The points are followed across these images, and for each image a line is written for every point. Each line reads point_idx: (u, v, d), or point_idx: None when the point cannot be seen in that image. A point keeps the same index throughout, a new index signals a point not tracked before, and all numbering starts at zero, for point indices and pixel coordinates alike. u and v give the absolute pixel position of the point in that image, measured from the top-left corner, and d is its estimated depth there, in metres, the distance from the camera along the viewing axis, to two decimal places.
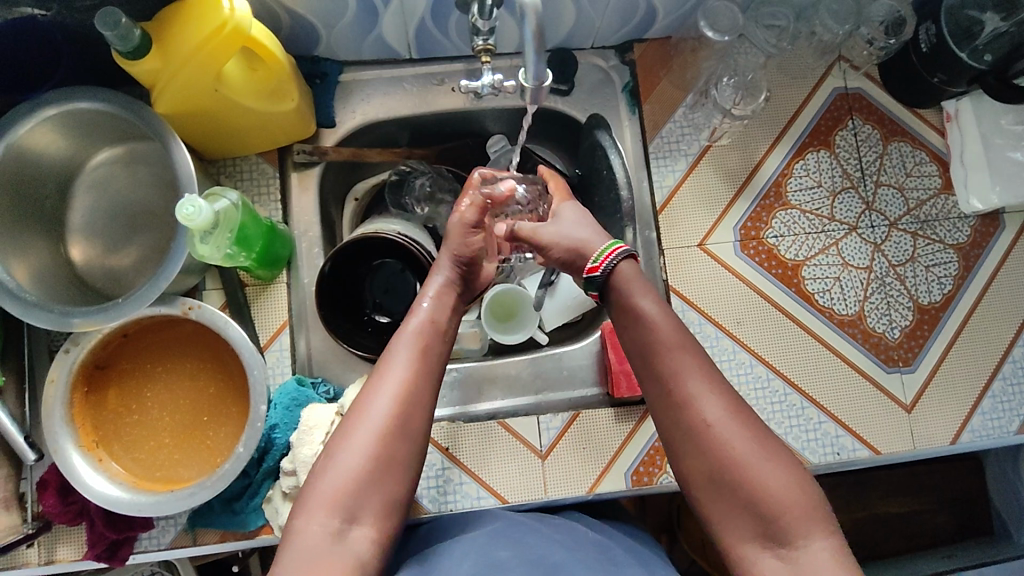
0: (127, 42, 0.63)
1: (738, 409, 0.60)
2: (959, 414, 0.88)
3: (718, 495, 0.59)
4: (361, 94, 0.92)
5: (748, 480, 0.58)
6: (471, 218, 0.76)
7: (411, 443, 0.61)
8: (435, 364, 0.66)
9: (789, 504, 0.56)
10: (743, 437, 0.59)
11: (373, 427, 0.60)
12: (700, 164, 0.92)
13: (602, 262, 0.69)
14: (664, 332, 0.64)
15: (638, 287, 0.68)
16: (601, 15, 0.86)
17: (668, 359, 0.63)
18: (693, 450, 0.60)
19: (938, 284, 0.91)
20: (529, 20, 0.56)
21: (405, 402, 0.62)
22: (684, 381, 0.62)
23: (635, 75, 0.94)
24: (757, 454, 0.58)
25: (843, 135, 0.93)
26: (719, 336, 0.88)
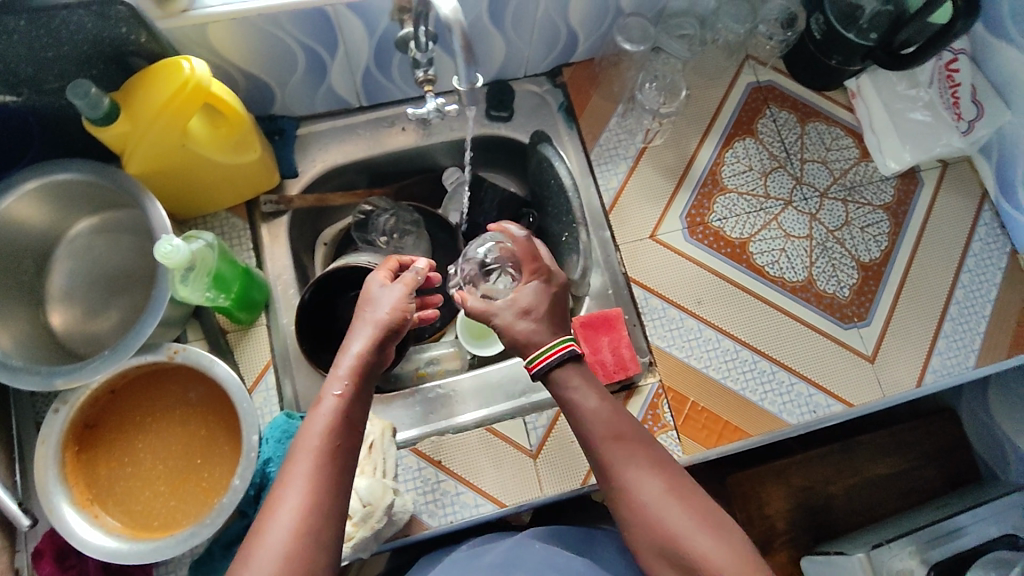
0: (96, 109, 0.69)
1: (674, 486, 0.66)
2: (917, 359, 0.94)
3: (669, 570, 0.64)
4: (319, 144, 0.99)
5: (690, 552, 0.63)
6: (405, 294, 0.75)
7: (321, 557, 0.59)
8: (342, 460, 0.64)
9: (730, 565, 0.61)
10: (676, 515, 0.64)
11: (280, 543, 0.58)
12: (639, 164, 1.00)
13: (541, 360, 0.72)
14: (598, 422, 0.70)
15: (576, 376, 0.72)
16: (528, 45, 0.95)
17: (604, 447, 0.69)
18: (638, 529, 0.66)
19: (875, 242, 0.99)
20: (456, 36, 0.63)
21: (310, 513, 0.60)
22: (622, 469, 0.67)
23: (568, 95, 1.03)
24: (690, 528, 0.63)
25: (764, 123, 1.03)
26: (684, 317, 0.94)
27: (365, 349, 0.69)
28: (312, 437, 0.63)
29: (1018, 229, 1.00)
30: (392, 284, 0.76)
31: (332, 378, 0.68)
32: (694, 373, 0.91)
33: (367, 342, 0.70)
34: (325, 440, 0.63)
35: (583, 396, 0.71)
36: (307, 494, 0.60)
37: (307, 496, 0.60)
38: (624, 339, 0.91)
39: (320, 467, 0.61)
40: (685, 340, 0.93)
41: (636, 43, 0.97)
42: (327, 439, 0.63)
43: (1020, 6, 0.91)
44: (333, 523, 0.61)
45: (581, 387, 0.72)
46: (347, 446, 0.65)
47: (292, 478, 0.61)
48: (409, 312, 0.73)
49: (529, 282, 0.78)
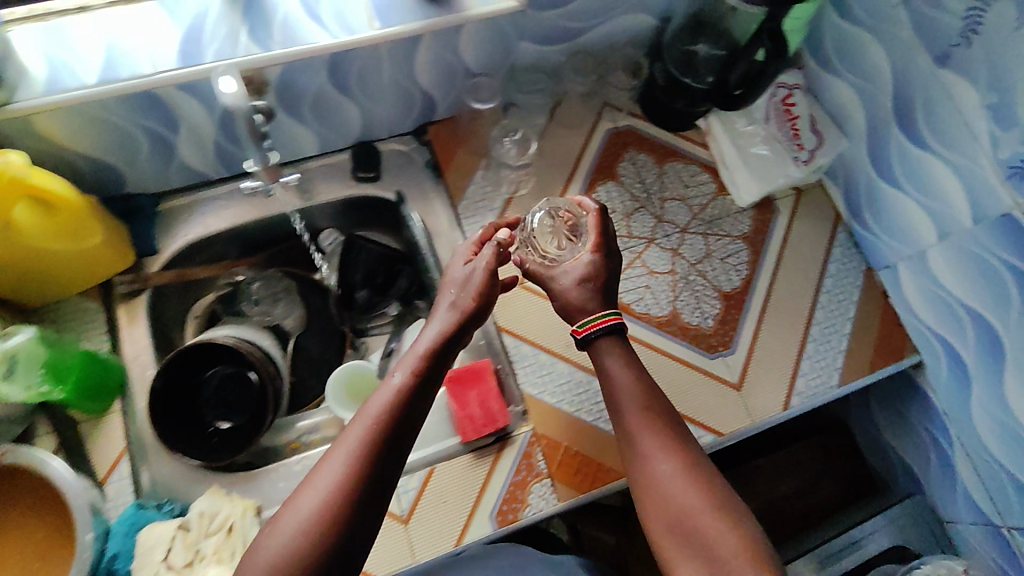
0: None
1: (689, 464, 0.73)
2: (783, 383, 0.97)
3: (676, 543, 0.70)
4: (181, 218, 0.97)
5: (697, 527, 0.68)
6: (488, 265, 0.76)
7: (358, 525, 0.60)
8: (404, 433, 0.64)
9: (734, 547, 0.66)
10: (688, 492, 0.70)
11: (315, 505, 0.59)
12: (505, 215, 1.02)
13: (586, 329, 0.80)
14: (624, 395, 0.77)
15: (611, 352, 0.79)
16: (383, 108, 0.96)
17: (632, 418, 0.76)
18: (649, 499, 0.72)
19: (735, 271, 1.03)
20: None
21: (355, 477, 0.60)
22: (641, 442, 0.75)
23: (433, 152, 1.05)
24: (697, 506, 0.69)
25: (624, 166, 1.07)
26: (554, 362, 0.94)
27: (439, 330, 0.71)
28: (377, 400, 0.64)
29: (871, 248, 1.04)
30: (473, 263, 0.78)
31: (425, 338, 0.71)
32: (566, 417, 0.92)
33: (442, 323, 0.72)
34: (396, 402, 0.64)
35: (617, 369, 0.79)
36: (352, 457, 0.61)
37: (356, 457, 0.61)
38: (490, 391, 0.91)
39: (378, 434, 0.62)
40: (556, 385, 0.93)
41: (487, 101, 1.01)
42: (393, 407, 0.64)
43: (840, 42, 0.97)
44: (379, 491, 0.61)
45: (616, 360, 0.79)
46: (407, 422, 0.64)
47: (348, 437, 0.62)
48: (484, 285, 0.75)
49: (586, 253, 0.82)
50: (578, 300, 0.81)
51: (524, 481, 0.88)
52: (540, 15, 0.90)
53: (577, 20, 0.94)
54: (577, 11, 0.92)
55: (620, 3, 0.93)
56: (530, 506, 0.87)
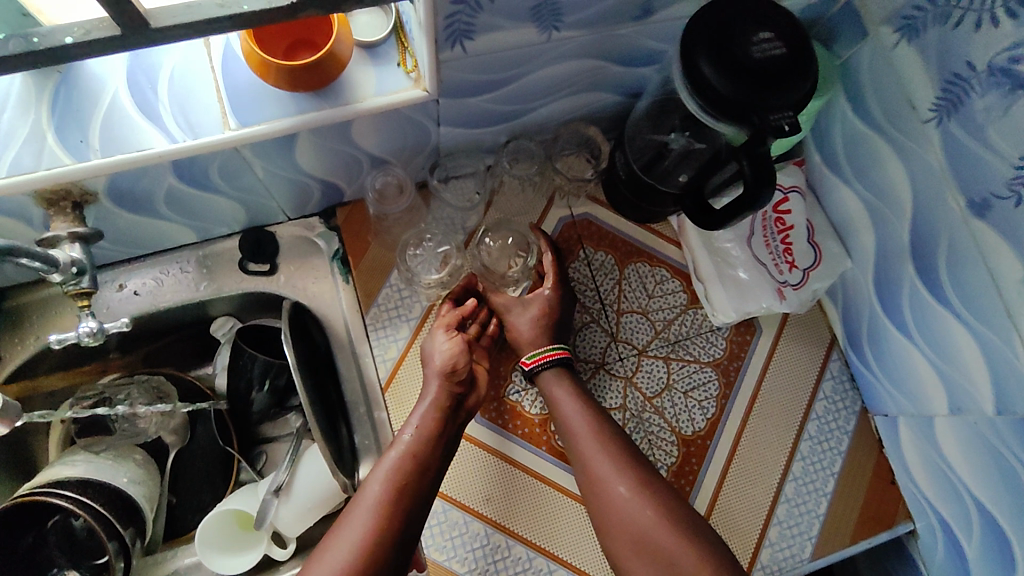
0: None
1: (644, 484, 0.72)
2: (745, 554, 0.81)
3: (641, 563, 0.68)
4: (34, 318, 0.81)
5: (658, 547, 0.68)
6: (450, 321, 0.81)
7: None
8: (402, 505, 0.69)
9: (695, 562, 0.66)
10: (645, 510, 0.70)
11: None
12: (423, 327, 0.85)
13: (535, 360, 0.79)
14: (573, 421, 0.76)
15: (560, 384, 0.79)
16: (271, 196, 0.79)
17: (581, 444, 0.75)
18: (609, 525, 0.71)
19: (700, 410, 0.85)
20: None
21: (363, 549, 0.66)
22: (595, 468, 0.73)
23: (343, 241, 0.87)
24: (654, 522, 0.69)
25: (574, 267, 0.88)
26: (467, 520, 0.79)
27: (432, 398, 0.76)
28: (374, 483, 0.70)
29: (868, 388, 0.86)
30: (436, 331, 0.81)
31: (411, 417, 0.75)
32: None
33: (434, 396, 0.76)
34: (389, 487, 0.69)
35: (563, 399, 0.78)
36: (357, 538, 0.66)
37: (362, 534, 0.66)
38: None
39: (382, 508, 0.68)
40: (468, 551, 0.78)
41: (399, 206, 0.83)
42: (388, 483, 0.70)
43: (850, 139, 0.76)
44: (390, 562, 0.67)
45: (565, 391, 0.78)
46: (411, 488, 0.70)
47: (350, 518, 0.68)
48: (462, 355, 0.78)
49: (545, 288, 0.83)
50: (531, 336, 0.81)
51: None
52: (461, 104, 0.70)
53: (513, 104, 0.73)
54: (511, 96, 0.71)
55: (568, 85, 0.72)
56: None
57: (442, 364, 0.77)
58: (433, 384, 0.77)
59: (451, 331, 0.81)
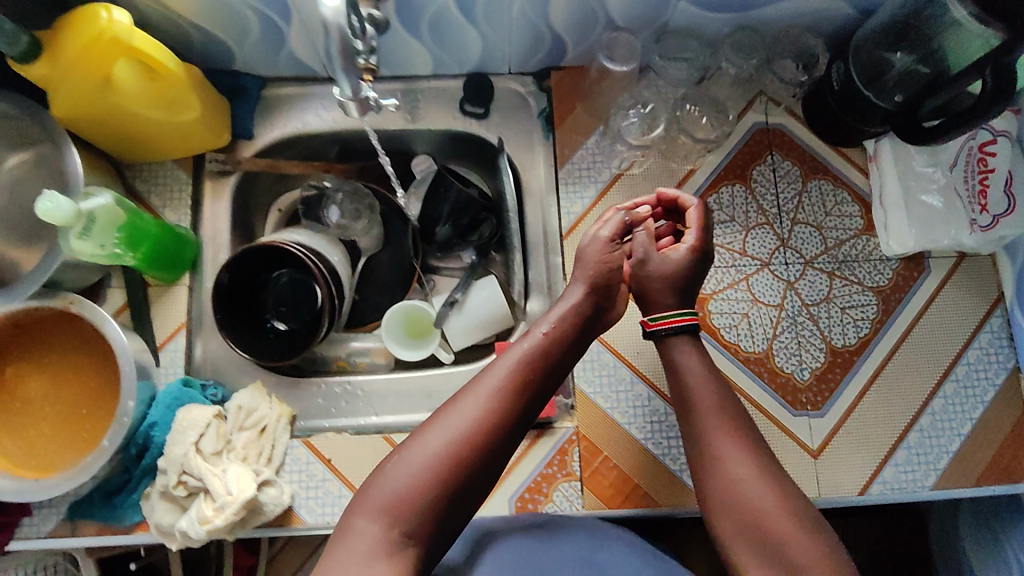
0: (14, 46, 0.65)
1: (766, 469, 0.68)
2: (869, 465, 0.85)
3: (747, 549, 0.64)
4: (285, 107, 0.94)
5: (772, 533, 0.64)
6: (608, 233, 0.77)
7: (479, 476, 0.62)
8: (524, 403, 0.66)
9: (812, 557, 0.62)
10: (769, 499, 0.65)
11: (437, 453, 0.61)
12: (609, 192, 0.91)
13: (659, 323, 0.76)
14: (702, 390, 0.73)
15: (688, 356, 0.75)
16: (507, 41, 0.87)
17: (699, 419, 0.72)
18: (714, 502, 0.67)
19: (854, 327, 0.89)
20: (333, 38, 0.52)
21: (484, 430, 0.63)
22: (715, 439, 0.70)
23: (552, 101, 0.94)
24: (771, 506, 0.65)
25: (760, 170, 0.92)
26: (617, 365, 0.87)
27: (576, 303, 0.74)
28: (501, 362, 0.68)
29: None
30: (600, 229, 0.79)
31: (549, 314, 0.73)
32: (612, 425, 0.86)
33: (578, 299, 0.74)
34: (518, 374, 0.67)
35: (691, 364, 0.74)
36: (479, 411, 0.63)
37: (484, 408, 0.64)
38: None
39: (507, 397, 0.65)
40: (613, 391, 0.87)
41: (622, 63, 0.88)
42: (517, 373, 0.67)
43: None
44: (504, 450, 0.64)
45: (693, 358, 0.75)
46: (535, 387, 0.67)
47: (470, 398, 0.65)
48: (615, 262, 0.76)
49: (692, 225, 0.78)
50: (660, 291, 0.76)
51: (552, 476, 0.84)
52: None
53: None
54: None
55: None
56: (553, 503, 0.84)
57: (591, 271, 0.75)
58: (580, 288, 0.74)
59: (613, 243, 0.77)
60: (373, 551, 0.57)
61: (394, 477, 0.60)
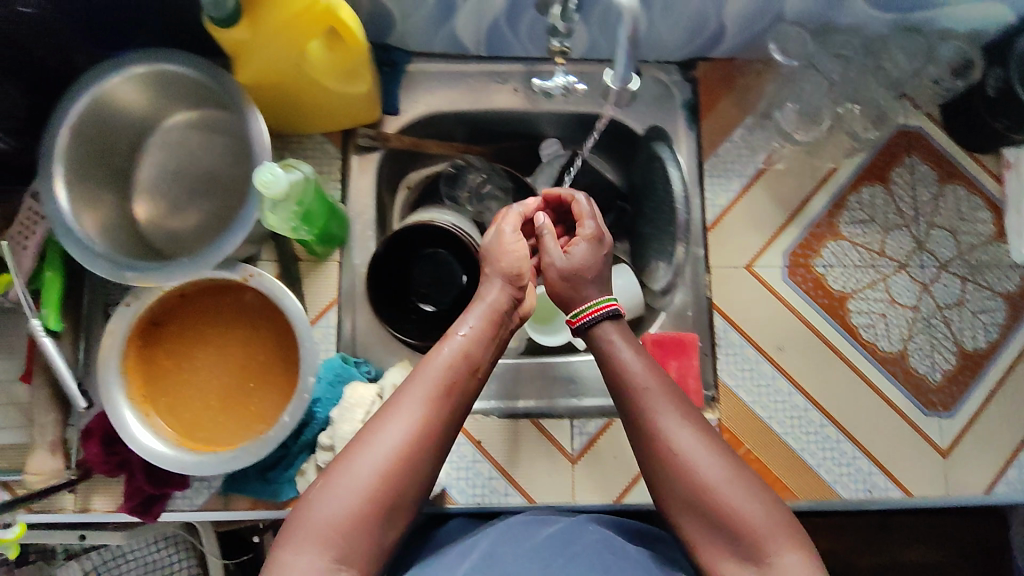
0: (222, 9, 0.64)
1: (712, 444, 0.63)
2: (995, 465, 0.88)
3: (689, 517, 0.62)
4: (429, 83, 0.93)
5: (715, 505, 0.60)
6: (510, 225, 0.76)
7: (411, 491, 0.59)
8: (446, 405, 0.62)
9: (757, 524, 0.59)
10: (716, 472, 0.61)
11: (371, 476, 0.57)
12: (753, 186, 0.92)
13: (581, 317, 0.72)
14: (634, 367, 0.67)
15: (620, 338, 0.71)
16: (670, 28, 0.86)
17: (646, 406, 0.65)
18: (672, 490, 0.62)
19: (985, 332, 0.91)
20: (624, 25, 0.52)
21: (416, 441, 0.59)
22: (657, 420, 0.64)
23: (697, 93, 0.94)
24: (723, 478, 0.61)
25: (899, 172, 0.93)
26: (760, 359, 0.88)
27: (498, 298, 0.71)
28: (436, 363, 0.64)
29: None
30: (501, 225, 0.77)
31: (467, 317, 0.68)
32: (754, 419, 0.87)
33: (499, 290, 0.72)
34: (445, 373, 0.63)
35: (634, 360, 0.68)
36: (419, 418, 0.60)
37: (424, 416, 0.60)
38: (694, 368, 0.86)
39: (438, 405, 0.61)
40: (756, 384, 0.88)
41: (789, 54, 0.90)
42: (447, 373, 0.63)
43: None
44: (433, 455, 0.61)
45: (623, 342, 0.70)
46: (466, 384, 0.64)
47: (396, 408, 0.60)
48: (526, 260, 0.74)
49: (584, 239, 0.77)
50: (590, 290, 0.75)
51: None
52: None
53: None
54: None
55: None
56: None
57: (506, 266, 0.72)
58: (498, 279, 0.72)
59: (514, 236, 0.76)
60: None
61: (324, 501, 0.56)
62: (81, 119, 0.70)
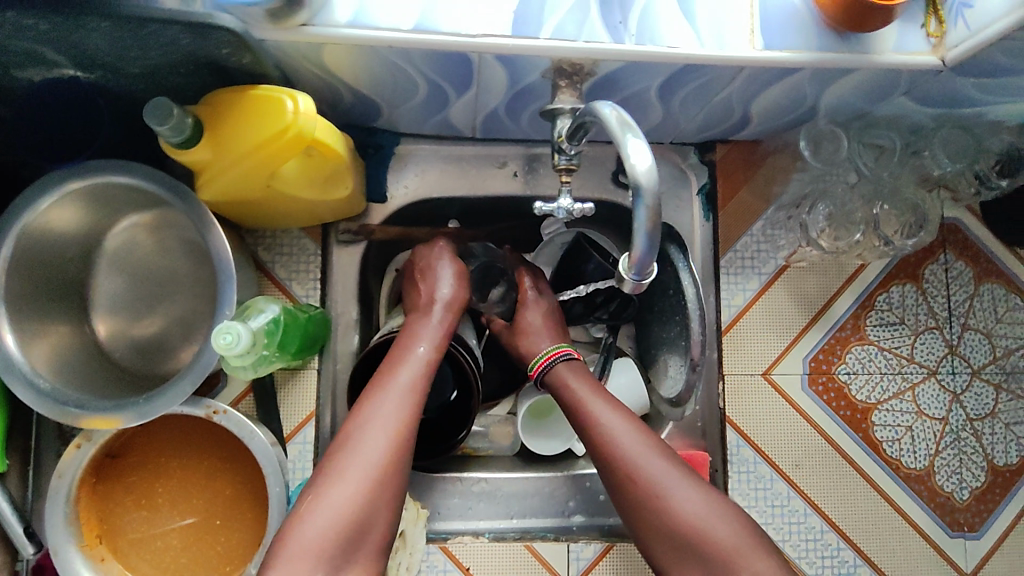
0: (179, 132, 0.56)
1: (674, 459, 0.64)
2: None
3: (664, 543, 0.61)
4: (420, 166, 0.84)
5: (687, 521, 0.60)
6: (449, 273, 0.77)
7: (389, 504, 0.59)
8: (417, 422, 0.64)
9: (733, 539, 0.59)
10: (681, 486, 0.62)
11: (351, 493, 0.57)
12: (773, 285, 0.84)
13: (540, 364, 0.74)
14: (585, 394, 0.69)
15: (570, 369, 0.73)
16: (689, 118, 0.78)
17: (604, 419, 0.67)
18: (638, 504, 0.62)
19: (1017, 446, 0.84)
20: (644, 201, 0.43)
21: (394, 455, 0.60)
22: (615, 438, 0.65)
23: (713, 178, 0.86)
24: (688, 492, 0.61)
25: (933, 269, 0.85)
26: (775, 478, 0.81)
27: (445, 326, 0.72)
28: (404, 371, 0.66)
29: None
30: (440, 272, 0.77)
31: (426, 332, 0.71)
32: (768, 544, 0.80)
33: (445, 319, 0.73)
34: (409, 387, 0.64)
35: (582, 387, 0.70)
36: (394, 427, 0.61)
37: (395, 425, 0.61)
38: None
39: (406, 417, 0.62)
40: (770, 505, 0.81)
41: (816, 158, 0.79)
42: (410, 390, 0.64)
43: None
44: (405, 466, 0.61)
45: (580, 378, 0.72)
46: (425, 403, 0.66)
47: (367, 426, 0.60)
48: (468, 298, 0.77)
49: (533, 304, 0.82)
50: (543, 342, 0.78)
51: None
52: (952, 81, 0.66)
53: (990, 93, 0.69)
54: (1000, 86, 0.67)
55: None
56: None
57: (455, 300, 0.75)
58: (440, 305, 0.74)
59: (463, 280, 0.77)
60: None
61: (312, 516, 0.55)
62: (17, 243, 0.62)
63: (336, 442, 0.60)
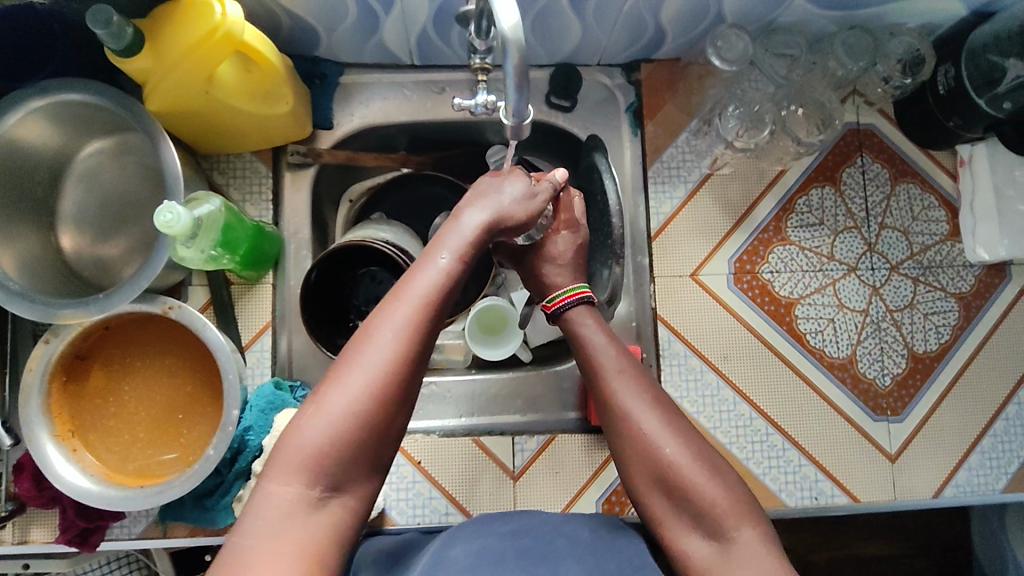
0: (119, 40, 0.61)
1: (674, 423, 0.65)
2: (945, 466, 0.87)
3: (659, 495, 0.63)
4: (364, 95, 0.90)
5: (680, 480, 0.61)
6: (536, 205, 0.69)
7: (403, 410, 0.53)
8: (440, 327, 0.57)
9: (720, 498, 0.60)
10: (677, 448, 0.63)
11: (359, 399, 0.51)
12: (699, 192, 0.90)
13: (561, 301, 0.74)
14: (601, 351, 0.70)
15: (590, 326, 0.73)
16: (608, 34, 0.83)
17: (613, 382, 0.68)
18: (635, 459, 0.64)
19: (936, 333, 0.89)
20: (510, 54, 0.49)
21: (408, 364, 0.53)
22: (622, 400, 0.66)
23: (640, 95, 0.91)
24: (687, 456, 0.62)
25: (850, 172, 0.91)
26: (704, 370, 0.87)
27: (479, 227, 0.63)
28: (421, 280, 0.57)
29: None
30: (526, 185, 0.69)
31: (450, 240, 0.61)
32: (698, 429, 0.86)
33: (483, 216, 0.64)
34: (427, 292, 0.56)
35: (598, 340, 0.71)
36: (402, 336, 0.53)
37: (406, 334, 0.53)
38: None
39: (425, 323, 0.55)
40: (701, 395, 0.86)
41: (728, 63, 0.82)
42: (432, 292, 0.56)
43: None
44: (415, 381, 0.54)
45: (594, 329, 0.72)
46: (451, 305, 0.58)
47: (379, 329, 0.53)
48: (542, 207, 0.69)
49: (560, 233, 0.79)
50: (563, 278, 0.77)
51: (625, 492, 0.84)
52: None
53: None
54: None
55: None
56: None
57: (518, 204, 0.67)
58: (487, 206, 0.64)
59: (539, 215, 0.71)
60: (290, 520, 0.48)
61: (311, 427, 0.50)
62: None
63: (345, 347, 0.53)
